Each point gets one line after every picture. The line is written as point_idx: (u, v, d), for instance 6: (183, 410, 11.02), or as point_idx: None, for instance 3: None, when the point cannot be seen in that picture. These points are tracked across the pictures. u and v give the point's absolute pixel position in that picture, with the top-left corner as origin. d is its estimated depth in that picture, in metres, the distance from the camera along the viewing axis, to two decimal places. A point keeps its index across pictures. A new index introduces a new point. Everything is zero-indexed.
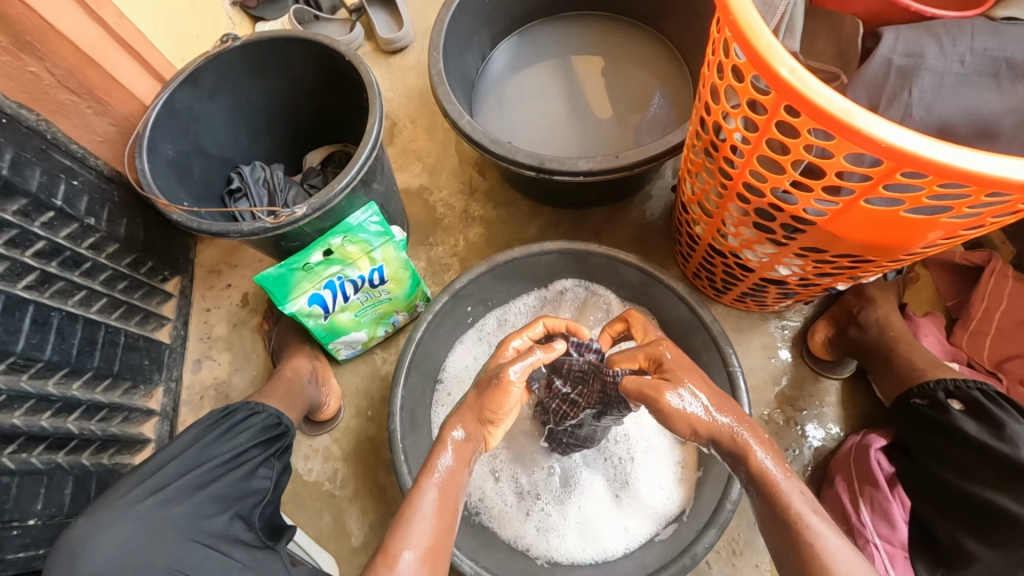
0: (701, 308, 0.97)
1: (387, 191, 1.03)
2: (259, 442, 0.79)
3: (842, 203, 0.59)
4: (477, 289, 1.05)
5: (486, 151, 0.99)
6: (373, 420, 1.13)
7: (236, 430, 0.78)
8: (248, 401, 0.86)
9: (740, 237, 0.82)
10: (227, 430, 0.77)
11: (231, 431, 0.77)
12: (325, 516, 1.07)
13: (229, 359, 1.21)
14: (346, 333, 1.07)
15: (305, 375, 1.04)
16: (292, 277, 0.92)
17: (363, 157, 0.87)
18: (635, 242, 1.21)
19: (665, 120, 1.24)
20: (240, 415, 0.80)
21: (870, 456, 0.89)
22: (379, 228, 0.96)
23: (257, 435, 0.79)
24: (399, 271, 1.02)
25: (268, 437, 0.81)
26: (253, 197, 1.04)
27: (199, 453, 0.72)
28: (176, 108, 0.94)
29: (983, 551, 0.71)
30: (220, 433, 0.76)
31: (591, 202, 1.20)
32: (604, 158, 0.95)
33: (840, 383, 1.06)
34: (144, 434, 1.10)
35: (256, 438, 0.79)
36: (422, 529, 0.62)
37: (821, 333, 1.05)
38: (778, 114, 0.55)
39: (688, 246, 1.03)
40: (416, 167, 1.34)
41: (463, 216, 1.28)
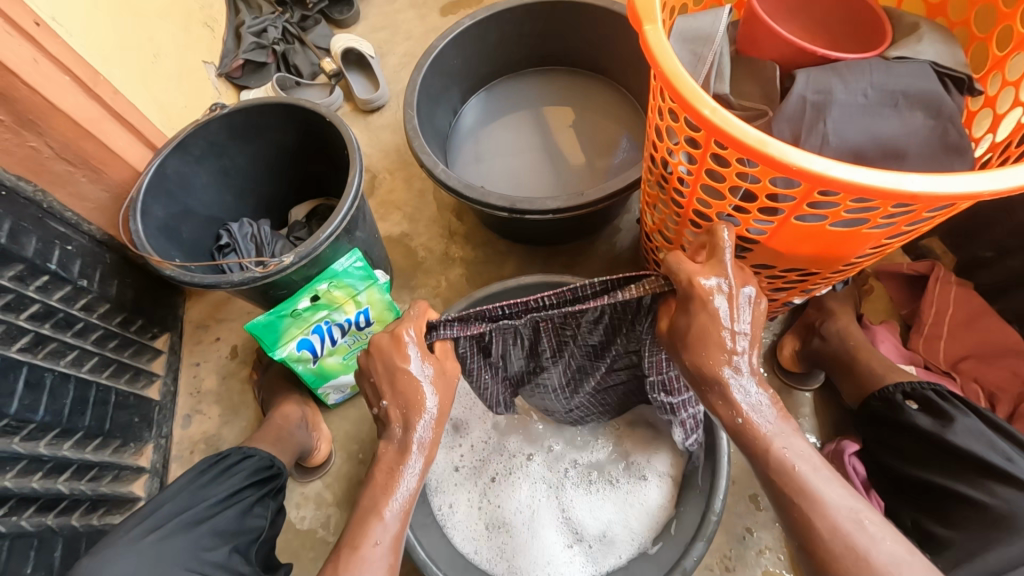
0: None
1: (369, 238, 1.09)
2: (252, 483, 0.83)
3: (778, 222, 0.66)
4: None
5: (461, 196, 1.06)
6: (364, 463, 1.15)
7: (230, 472, 0.82)
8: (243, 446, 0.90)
9: (697, 259, 0.89)
10: (222, 471, 0.81)
11: (227, 474, 0.81)
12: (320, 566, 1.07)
13: (219, 412, 1.23)
14: (335, 377, 1.10)
15: (295, 422, 1.07)
16: (281, 323, 0.96)
17: (345, 210, 0.93)
18: (606, 273, 1.28)
19: (630, 161, 1.34)
20: (234, 458, 0.84)
21: (846, 463, 0.96)
22: (363, 273, 1.01)
23: (251, 476, 0.83)
24: (384, 313, 1.07)
25: (259, 479, 0.84)
26: (242, 252, 1.10)
27: (195, 493, 0.76)
28: (167, 172, 1.00)
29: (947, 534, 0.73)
30: (213, 476, 0.80)
31: (562, 237, 1.26)
32: (569, 197, 1.03)
33: (812, 394, 1.11)
34: (134, 492, 1.10)
35: (250, 479, 0.82)
36: (378, 556, 0.63)
37: (789, 347, 1.11)
38: (710, 147, 0.62)
39: (656, 272, 1.10)
40: (396, 215, 1.41)
41: (442, 258, 1.35)
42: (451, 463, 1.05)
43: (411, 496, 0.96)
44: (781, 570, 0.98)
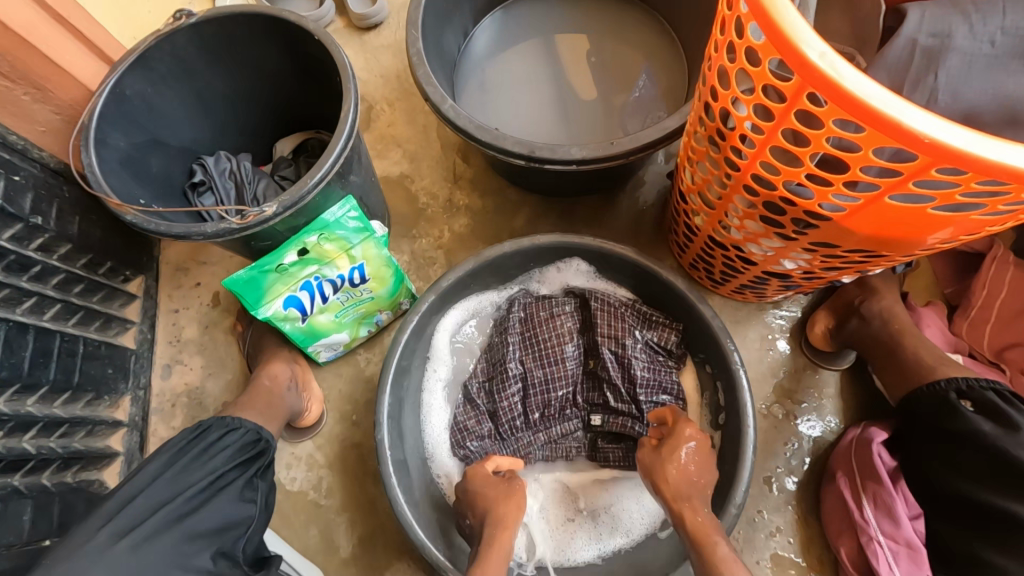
0: (701, 303, 0.91)
1: (365, 183, 0.96)
2: (236, 464, 0.76)
3: (865, 200, 0.54)
4: (465, 286, 0.99)
5: (472, 139, 0.92)
6: (358, 425, 1.08)
7: (213, 451, 0.75)
8: (227, 416, 0.83)
9: (744, 228, 0.77)
10: (202, 451, 0.75)
11: (210, 454, 0.75)
12: (312, 528, 1.03)
13: (202, 363, 1.14)
14: (326, 335, 1.00)
15: (285, 383, 0.99)
16: (264, 279, 0.85)
17: (338, 151, 0.80)
18: (626, 231, 1.16)
19: (648, 100, 1.19)
20: (216, 434, 0.78)
21: (872, 451, 0.90)
22: (358, 225, 0.89)
23: (236, 455, 0.77)
24: (381, 270, 0.96)
25: (245, 457, 0.78)
26: (220, 191, 0.96)
27: (172, 481, 0.70)
28: (126, 93, 0.85)
29: (1010, 564, 0.72)
30: (193, 459, 0.73)
31: (577, 188, 1.13)
32: (597, 145, 0.89)
33: (839, 374, 1.04)
34: (112, 447, 1.03)
35: (235, 460, 0.76)
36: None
37: (821, 324, 1.03)
38: (800, 103, 0.50)
39: (686, 235, 0.99)
40: (395, 153, 1.26)
41: (446, 205, 1.22)
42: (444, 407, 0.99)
43: (405, 468, 0.89)
44: (790, 554, 0.95)
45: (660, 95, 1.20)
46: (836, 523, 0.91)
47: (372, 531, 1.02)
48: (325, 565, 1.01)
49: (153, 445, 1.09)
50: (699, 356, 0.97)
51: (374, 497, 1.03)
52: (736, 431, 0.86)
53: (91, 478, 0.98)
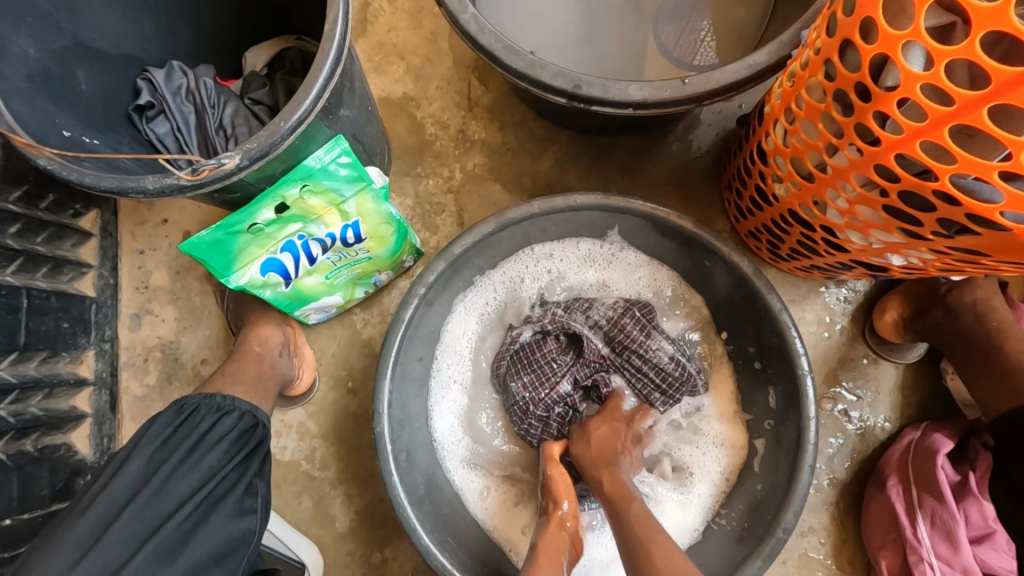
0: (769, 291, 0.76)
1: (360, 115, 0.75)
2: (236, 463, 0.61)
3: None
4: (482, 250, 0.82)
5: (499, 64, 0.70)
6: (355, 394, 0.96)
7: (203, 448, 0.60)
8: (220, 394, 0.67)
9: (846, 214, 0.60)
10: (191, 451, 0.59)
11: (201, 451, 0.60)
12: (305, 501, 0.94)
13: (175, 315, 1.00)
14: (316, 299, 0.85)
15: (277, 348, 0.84)
16: (235, 241, 0.68)
17: (323, 81, 0.58)
18: (674, 184, 0.97)
19: (692, 4, 0.92)
20: (205, 424, 0.62)
21: (936, 463, 0.80)
22: (351, 173, 0.70)
23: (232, 449, 0.62)
24: (380, 227, 0.79)
25: (244, 450, 0.63)
26: (175, 117, 0.76)
27: (155, 497, 0.55)
28: None
29: None
30: (181, 461, 0.58)
31: (614, 127, 0.92)
32: (662, 83, 0.68)
33: (903, 367, 0.91)
34: (78, 408, 0.92)
35: (233, 456, 0.61)
36: None
37: (894, 312, 0.87)
38: None
39: (754, 200, 0.80)
40: (397, 68, 1.03)
41: (458, 139, 1.01)
42: (460, 377, 0.88)
43: (407, 460, 0.79)
44: (821, 556, 0.88)
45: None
46: (881, 534, 0.83)
47: (372, 506, 0.94)
48: (321, 539, 0.94)
49: (127, 403, 0.98)
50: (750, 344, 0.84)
51: (373, 472, 0.94)
52: (793, 441, 0.75)
53: (56, 443, 0.88)
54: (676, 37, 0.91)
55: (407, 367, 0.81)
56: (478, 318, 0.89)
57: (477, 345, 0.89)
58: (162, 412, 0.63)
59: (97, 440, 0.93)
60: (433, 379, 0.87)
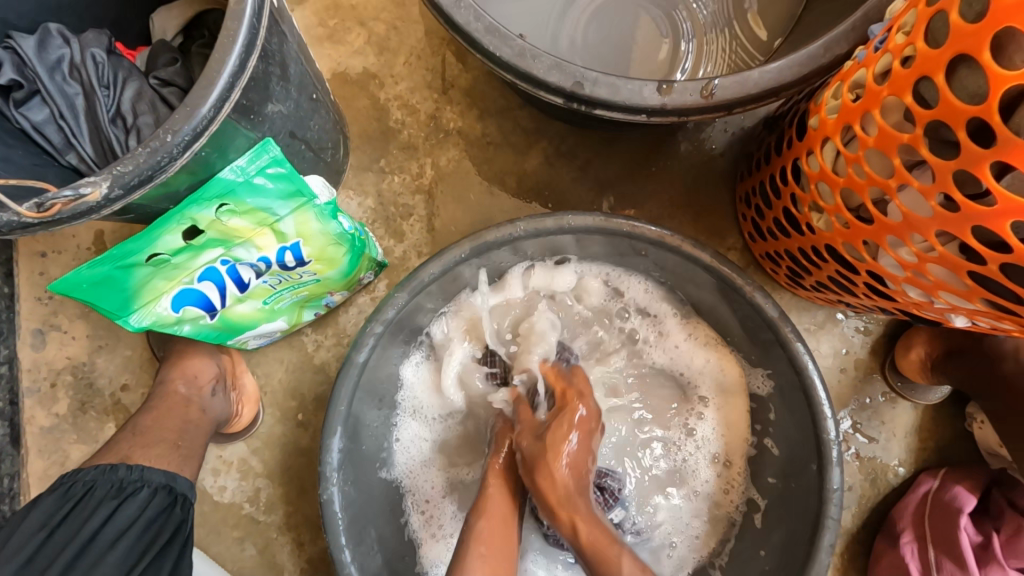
0: (792, 339, 0.64)
1: (299, 107, 0.59)
2: (136, 565, 0.55)
3: None
4: (454, 275, 0.68)
5: (478, 49, 0.54)
6: (306, 427, 0.83)
7: (98, 550, 0.54)
8: (126, 464, 0.60)
9: (911, 268, 0.48)
10: (83, 549, 0.54)
11: (97, 553, 0.54)
12: (248, 548, 0.82)
13: (87, 331, 0.84)
14: (253, 328, 0.71)
15: (206, 387, 0.72)
16: (130, 276, 0.52)
17: (231, 71, 0.42)
18: (680, 191, 0.83)
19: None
20: (99, 516, 0.56)
21: (958, 525, 0.72)
22: (284, 186, 0.54)
23: (136, 546, 0.56)
24: (328, 248, 0.64)
25: (152, 544, 0.57)
26: (54, 100, 0.58)
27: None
28: None
29: None
30: (72, 560, 0.53)
31: (617, 122, 0.76)
32: (685, 84, 0.53)
33: (922, 406, 0.82)
34: None
35: (133, 558, 0.55)
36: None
37: (922, 350, 0.78)
38: None
39: (779, 223, 0.68)
40: (356, 36, 0.85)
41: (429, 127, 0.84)
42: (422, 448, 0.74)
43: (361, 525, 0.67)
44: None
45: None
46: None
47: (325, 553, 0.83)
48: None
49: (33, 435, 0.83)
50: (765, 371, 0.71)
51: None
52: (810, 512, 0.64)
53: None
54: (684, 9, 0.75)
55: (363, 409, 0.68)
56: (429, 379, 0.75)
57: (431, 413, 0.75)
58: (55, 492, 0.57)
59: None
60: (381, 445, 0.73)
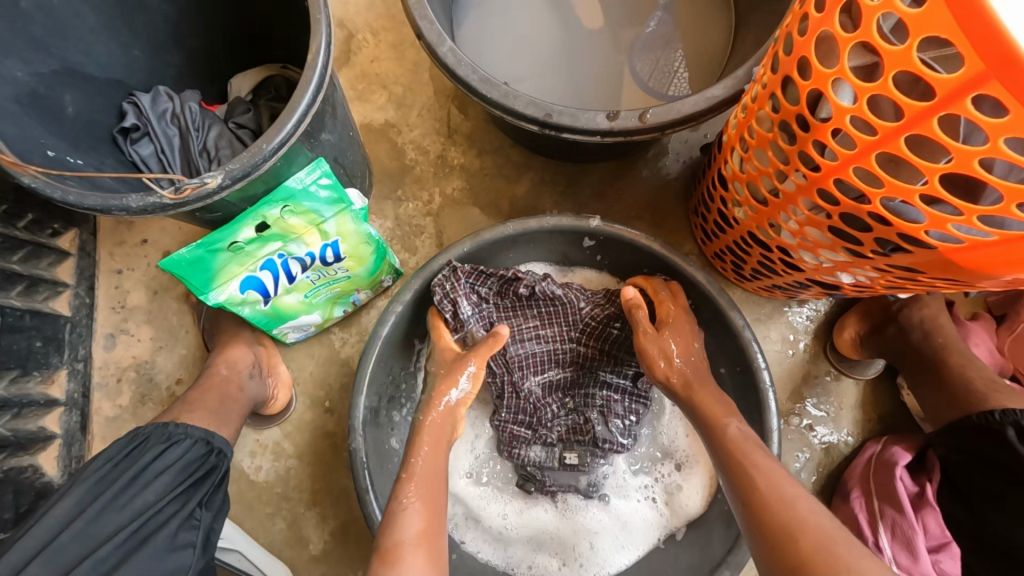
0: (733, 309, 0.79)
1: (341, 140, 0.78)
2: (174, 497, 0.62)
3: (1003, 235, 0.41)
4: (460, 269, 0.84)
5: (473, 93, 0.74)
6: (332, 413, 0.97)
7: (146, 479, 0.62)
8: (174, 422, 0.69)
9: (798, 235, 0.64)
10: (133, 481, 0.61)
11: (143, 485, 0.61)
12: (278, 522, 0.93)
13: (151, 334, 1.00)
14: (294, 318, 0.87)
15: (246, 370, 0.84)
16: (215, 259, 0.69)
17: (305, 106, 0.62)
18: (643, 208, 1.02)
19: (660, 37, 0.99)
20: (150, 455, 0.64)
21: (895, 475, 0.83)
22: (331, 194, 0.72)
23: (176, 481, 0.63)
24: (359, 247, 0.81)
25: (189, 481, 0.64)
26: (158, 139, 0.78)
27: (94, 521, 0.57)
28: (22, 6, 0.66)
29: None
30: (122, 489, 0.60)
31: (589, 154, 0.96)
32: (627, 112, 0.73)
33: (863, 383, 0.95)
34: (48, 429, 0.90)
35: (174, 490, 0.63)
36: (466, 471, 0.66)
37: (851, 330, 0.92)
38: (957, 108, 0.35)
39: (717, 224, 0.85)
40: (380, 96, 1.07)
41: (438, 164, 1.04)
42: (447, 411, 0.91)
43: (383, 474, 0.81)
44: None
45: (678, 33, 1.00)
46: None
47: (346, 526, 0.93)
48: (293, 562, 0.92)
49: (98, 424, 0.97)
50: (716, 346, 0.86)
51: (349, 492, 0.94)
52: None
53: (23, 465, 0.86)
54: (652, 73, 0.97)
55: (384, 380, 0.83)
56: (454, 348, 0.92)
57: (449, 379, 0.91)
58: (117, 437, 0.66)
59: (65, 462, 0.92)
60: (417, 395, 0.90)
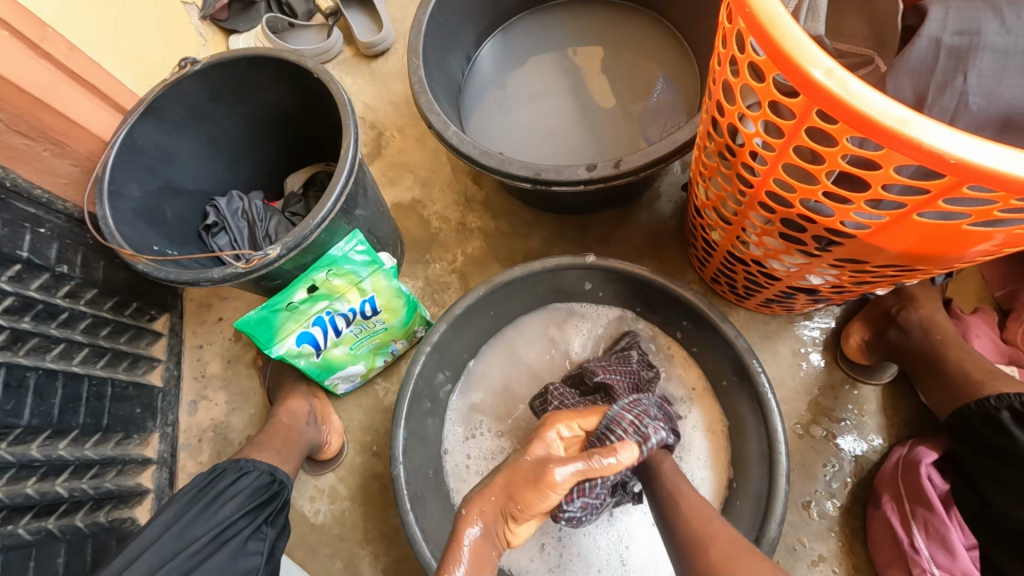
0: (724, 322, 0.86)
1: (374, 215, 0.95)
2: (247, 512, 0.75)
3: (892, 216, 0.50)
4: (479, 312, 0.97)
5: (475, 164, 0.90)
6: (379, 456, 1.07)
7: (223, 499, 0.74)
8: (244, 458, 0.82)
9: (762, 246, 0.73)
10: (212, 501, 0.74)
11: (220, 503, 0.74)
12: (336, 562, 1.02)
13: (226, 398, 1.16)
14: (342, 368, 1.00)
15: (303, 417, 0.97)
16: (276, 318, 0.85)
17: (340, 188, 0.80)
18: (644, 247, 1.12)
19: (653, 105, 1.14)
20: (226, 480, 0.77)
21: (919, 472, 0.83)
22: (366, 257, 0.88)
23: (247, 502, 0.76)
24: (392, 300, 0.95)
25: (257, 502, 0.77)
26: (233, 231, 0.97)
27: (182, 532, 0.70)
28: (138, 143, 0.88)
29: None
30: (204, 507, 0.73)
31: (588, 205, 1.10)
32: (603, 163, 0.86)
33: (880, 388, 0.97)
34: (142, 485, 1.05)
35: (245, 507, 0.75)
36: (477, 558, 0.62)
37: (856, 336, 0.95)
38: (809, 120, 0.45)
39: (704, 250, 0.94)
40: (407, 179, 1.26)
41: (459, 229, 1.20)
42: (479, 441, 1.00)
43: (423, 500, 0.90)
44: None
45: (674, 98, 1.14)
46: (886, 551, 0.85)
47: (397, 562, 1.01)
48: None
49: (182, 480, 1.11)
50: (708, 358, 0.95)
51: (397, 529, 1.02)
52: (767, 456, 0.81)
53: (123, 516, 1.00)
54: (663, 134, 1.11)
55: (419, 416, 0.93)
56: (483, 382, 1.04)
57: (482, 412, 1.02)
58: (200, 472, 0.79)
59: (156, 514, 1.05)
60: (450, 430, 1.01)
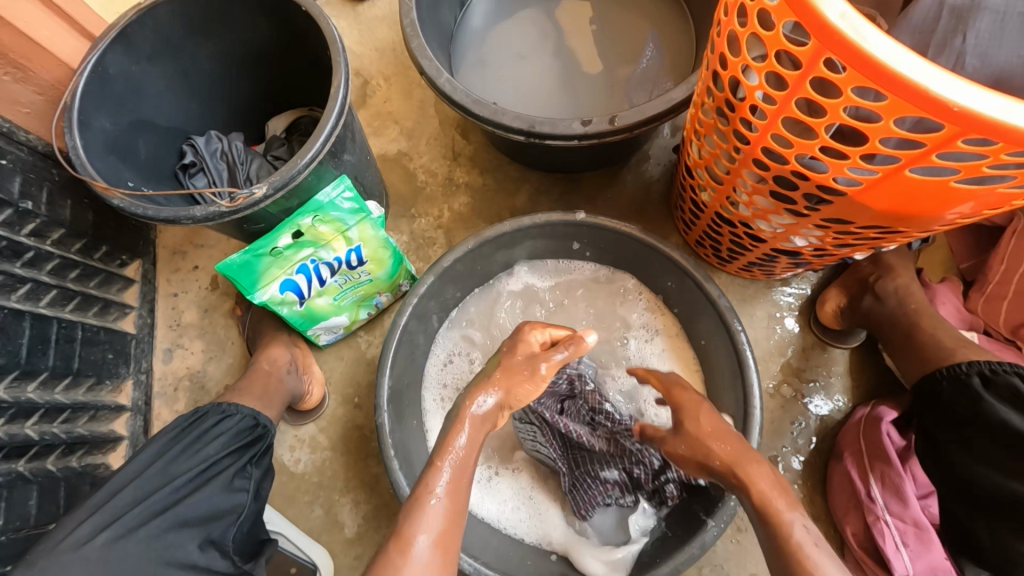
0: (708, 282, 0.88)
1: (361, 162, 0.93)
2: (231, 452, 0.75)
3: (885, 171, 0.51)
4: (467, 265, 0.96)
5: (468, 114, 0.88)
6: (361, 408, 1.07)
7: (206, 440, 0.74)
8: (225, 402, 0.82)
9: (751, 206, 0.74)
10: (195, 440, 0.74)
11: (204, 443, 0.74)
12: (316, 508, 1.03)
13: (203, 347, 1.13)
14: (325, 319, 0.99)
15: (285, 366, 0.96)
16: (259, 263, 0.83)
17: (330, 130, 0.78)
18: (631, 209, 1.13)
19: (648, 67, 1.13)
20: (210, 422, 0.77)
21: (881, 430, 0.88)
22: (353, 205, 0.86)
23: (231, 443, 0.76)
24: (378, 251, 0.94)
25: (242, 442, 0.77)
26: (211, 172, 0.93)
27: (163, 470, 0.69)
28: (109, 72, 0.82)
29: None
30: (187, 445, 0.73)
31: (577, 165, 1.09)
32: (598, 118, 0.85)
33: (849, 352, 1.02)
34: (116, 431, 1.03)
35: (229, 448, 0.75)
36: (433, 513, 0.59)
37: (832, 302, 0.99)
38: (817, 69, 0.46)
39: (692, 211, 0.95)
40: (393, 130, 1.23)
41: (445, 184, 1.18)
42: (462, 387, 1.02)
43: (406, 447, 0.91)
44: None
45: (663, 61, 1.14)
46: (844, 501, 0.90)
47: (377, 509, 1.02)
48: (330, 545, 1.01)
49: (157, 428, 1.09)
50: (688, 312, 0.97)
51: (378, 478, 1.03)
52: (742, 409, 0.85)
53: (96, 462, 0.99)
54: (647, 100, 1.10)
55: (403, 366, 0.93)
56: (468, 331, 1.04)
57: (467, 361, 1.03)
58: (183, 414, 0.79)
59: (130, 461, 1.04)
60: (433, 378, 1.02)
